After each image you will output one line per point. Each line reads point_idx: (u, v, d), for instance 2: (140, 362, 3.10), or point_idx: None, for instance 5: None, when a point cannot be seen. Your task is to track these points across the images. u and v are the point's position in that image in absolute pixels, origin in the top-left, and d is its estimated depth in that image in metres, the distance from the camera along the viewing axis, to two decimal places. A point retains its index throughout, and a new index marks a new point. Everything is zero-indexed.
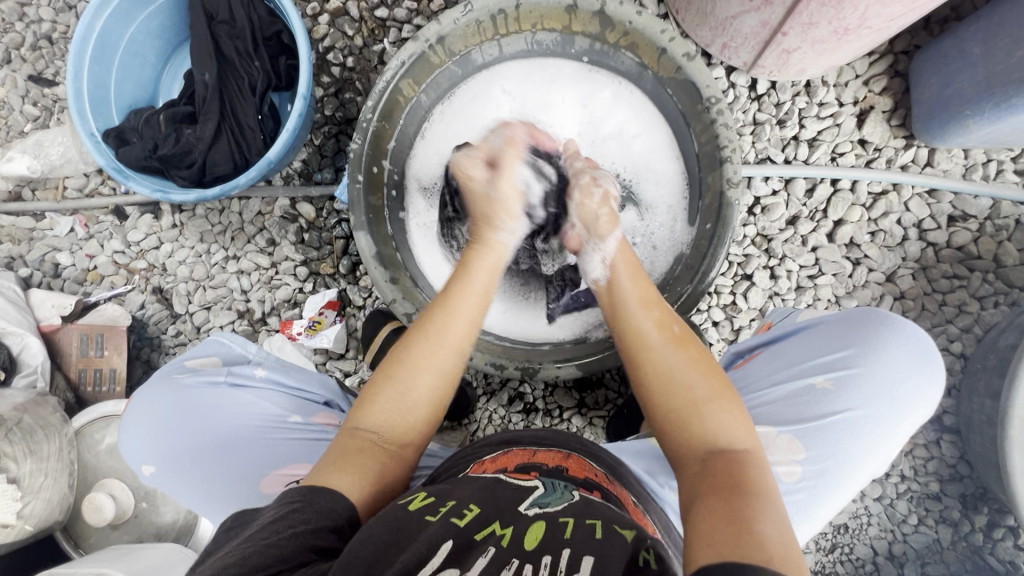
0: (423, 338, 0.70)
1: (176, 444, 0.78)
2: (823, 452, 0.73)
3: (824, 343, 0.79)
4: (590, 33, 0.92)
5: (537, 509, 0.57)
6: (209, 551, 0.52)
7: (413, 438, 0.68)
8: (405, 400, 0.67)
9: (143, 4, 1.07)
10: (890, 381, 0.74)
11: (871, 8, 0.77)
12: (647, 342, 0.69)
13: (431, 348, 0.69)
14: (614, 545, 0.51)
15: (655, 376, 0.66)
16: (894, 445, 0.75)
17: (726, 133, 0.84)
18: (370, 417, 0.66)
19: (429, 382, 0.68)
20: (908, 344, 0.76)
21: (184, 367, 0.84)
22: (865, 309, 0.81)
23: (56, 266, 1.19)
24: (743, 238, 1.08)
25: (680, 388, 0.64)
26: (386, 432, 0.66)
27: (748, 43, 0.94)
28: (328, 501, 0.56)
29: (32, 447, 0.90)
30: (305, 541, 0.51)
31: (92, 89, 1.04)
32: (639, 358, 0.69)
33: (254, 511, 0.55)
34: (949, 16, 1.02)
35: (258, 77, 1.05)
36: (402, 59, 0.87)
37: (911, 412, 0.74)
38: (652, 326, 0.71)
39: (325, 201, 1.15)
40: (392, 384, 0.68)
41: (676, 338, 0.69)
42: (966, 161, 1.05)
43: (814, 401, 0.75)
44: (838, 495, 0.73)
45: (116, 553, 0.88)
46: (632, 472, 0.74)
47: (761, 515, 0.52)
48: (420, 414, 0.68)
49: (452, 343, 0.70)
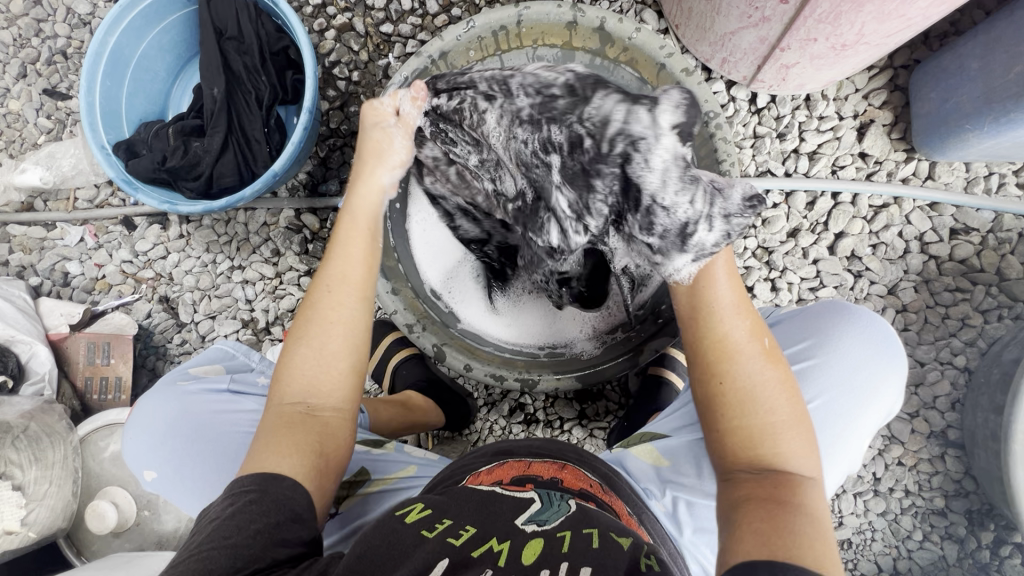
0: (324, 295, 0.69)
1: (178, 450, 0.79)
2: None
3: (786, 335, 0.80)
4: (590, 48, 0.93)
5: (535, 526, 0.57)
6: (178, 551, 0.54)
7: (342, 399, 0.67)
8: (321, 362, 0.66)
9: (155, 21, 1.10)
10: (848, 370, 0.75)
11: (868, 25, 0.78)
12: (735, 350, 0.65)
13: (333, 302, 0.69)
14: (615, 553, 0.53)
15: (730, 388, 0.63)
16: (857, 435, 0.75)
17: (725, 147, 0.85)
18: (292, 385, 0.66)
19: (337, 330, 0.68)
20: (866, 331, 0.76)
21: (188, 374, 0.85)
22: (825, 301, 0.82)
23: (66, 275, 1.21)
24: (744, 251, 1.08)
25: (755, 408, 0.62)
26: (314, 397, 0.65)
27: (748, 58, 0.95)
28: (286, 491, 0.57)
29: (37, 454, 0.91)
30: (269, 538, 0.54)
31: (103, 102, 1.06)
32: (723, 369, 0.64)
33: (211, 505, 0.57)
34: (949, 30, 1.03)
35: (266, 92, 1.07)
36: (405, 75, 0.89)
37: (872, 401, 0.75)
38: (745, 331, 0.66)
39: (329, 212, 1.16)
40: (304, 344, 0.67)
41: (764, 352, 0.65)
42: (968, 174, 1.05)
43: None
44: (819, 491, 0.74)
45: (118, 561, 0.89)
46: (628, 481, 0.74)
47: (803, 528, 0.53)
48: (342, 374, 0.67)
49: (352, 294, 0.70)
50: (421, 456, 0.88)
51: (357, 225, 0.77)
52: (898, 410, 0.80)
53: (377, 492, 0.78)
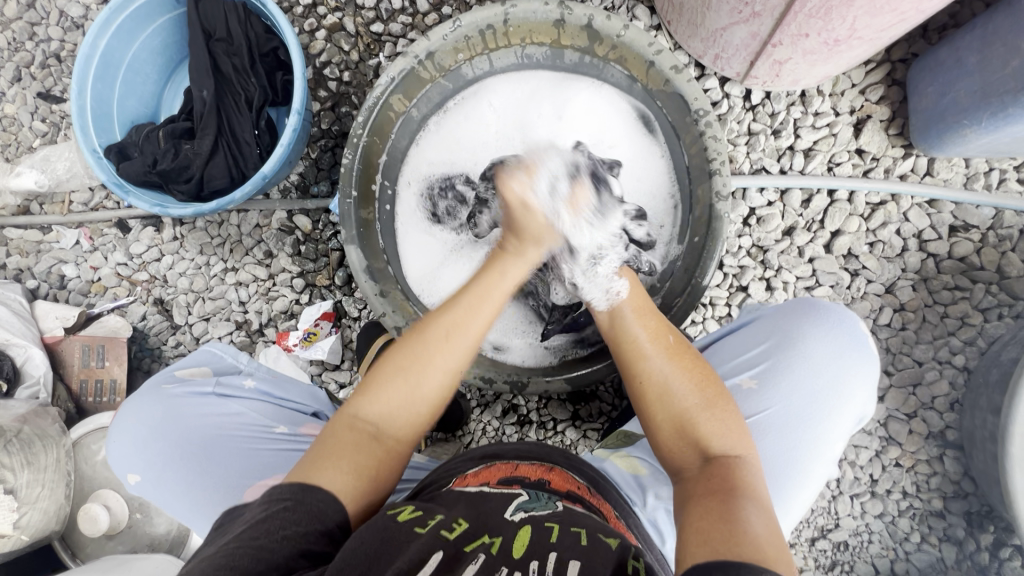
0: (439, 332, 0.68)
1: (163, 454, 0.78)
2: (770, 452, 0.73)
3: (752, 337, 0.81)
4: (579, 46, 0.92)
5: (524, 513, 0.58)
6: (202, 551, 0.52)
7: (408, 436, 0.66)
8: (410, 396, 0.65)
9: (145, 23, 1.10)
10: (813, 371, 0.75)
11: (860, 19, 0.76)
12: (642, 352, 0.72)
13: (444, 346, 0.67)
14: (602, 551, 0.52)
15: (646, 387, 0.69)
16: (826, 438, 0.74)
17: (715, 145, 0.84)
18: (370, 407, 0.65)
19: (436, 373, 0.67)
20: (832, 331, 0.77)
21: (173, 376, 0.85)
22: (794, 302, 0.83)
23: (62, 278, 1.21)
24: (738, 250, 1.06)
25: (670, 402, 0.67)
26: (384, 422, 0.65)
27: (740, 54, 0.94)
28: (320, 502, 0.56)
29: (30, 458, 0.92)
30: (294, 545, 0.51)
31: (94, 106, 1.06)
32: (638, 373, 0.70)
33: (247, 506, 0.56)
34: (948, 23, 1.01)
35: (255, 93, 1.07)
36: (392, 75, 0.88)
37: (838, 402, 0.75)
38: (647, 335, 0.73)
39: (322, 213, 1.16)
40: (397, 375, 0.66)
41: (670, 350, 0.71)
42: (967, 170, 1.03)
43: (742, 397, 0.76)
44: (798, 495, 0.73)
45: (110, 564, 0.89)
46: (615, 486, 0.73)
47: (749, 512, 0.54)
48: (421, 413, 0.66)
49: (465, 342, 0.68)
50: (411, 458, 0.88)
51: (495, 289, 0.72)
52: (870, 415, 0.79)
53: None
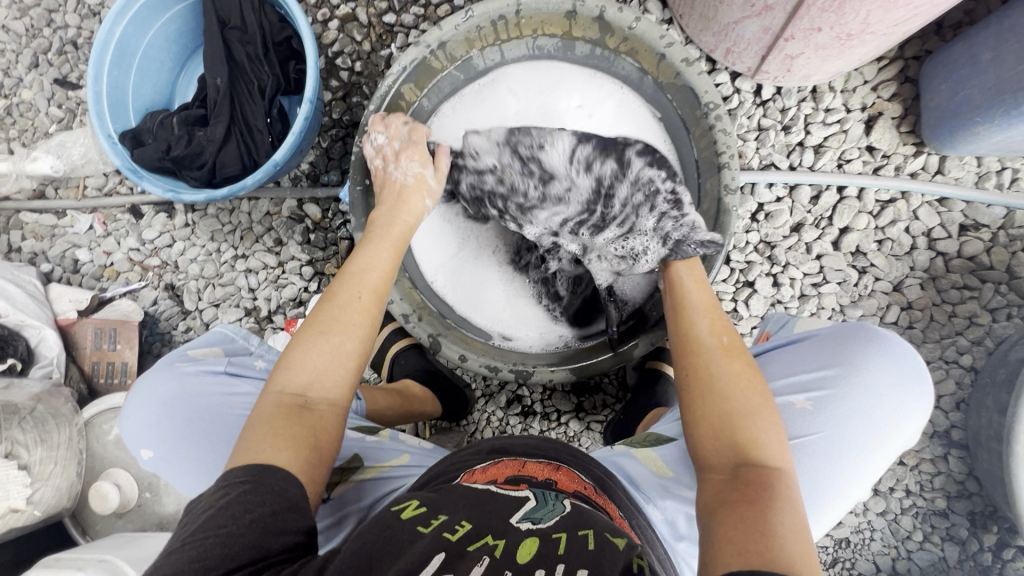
0: (344, 294, 0.72)
1: (174, 430, 0.80)
2: (810, 474, 0.73)
3: (806, 359, 0.80)
4: (590, 38, 0.92)
5: (530, 524, 0.56)
6: (167, 542, 0.53)
7: (338, 396, 0.68)
8: (332, 355, 0.68)
9: (161, 10, 1.11)
10: (871, 403, 0.74)
11: (874, 13, 0.76)
12: (702, 351, 0.73)
13: (351, 299, 0.72)
14: (609, 555, 0.53)
15: (698, 382, 0.70)
16: (872, 467, 0.75)
17: (725, 138, 0.84)
18: (293, 376, 0.66)
19: (351, 333, 0.69)
20: (895, 363, 0.76)
21: (186, 356, 0.87)
22: (857, 324, 0.81)
23: (75, 262, 1.23)
24: (746, 245, 1.06)
25: (720, 400, 0.67)
26: (310, 390, 0.66)
27: (752, 48, 0.93)
28: (279, 482, 0.57)
29: (43, 436, 0.94)
30: (265, 525, 0.53)
31: (110, 92, 1.08)
32: (694, 369, 0.72)
33: (199, 497, 0.56)
34: (963, 21, 1.00)
35: (268, 82, 1.08)
36: (404, 64, 0.89)
37: (891, 434, 0.75)
38: (706, 334, 0.74)
39: (331, 202, 1.17)
40: (317, 342, 0.68)
41: (724, 350, 0.72)
42: (979, 169, 1.02)
43: (790, 419, 0.75)
44: (826, 517, 0.74)
45: (119, 541, 0.91)
46: (623, 486, 0.74)
47: (781, 522, 0.55)
48: (347, 371, 0.69)
49: (373, 291, 0.74)
50: (416, 445, 0.88)
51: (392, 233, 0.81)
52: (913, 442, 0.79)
53: (370, 478, 0.79)
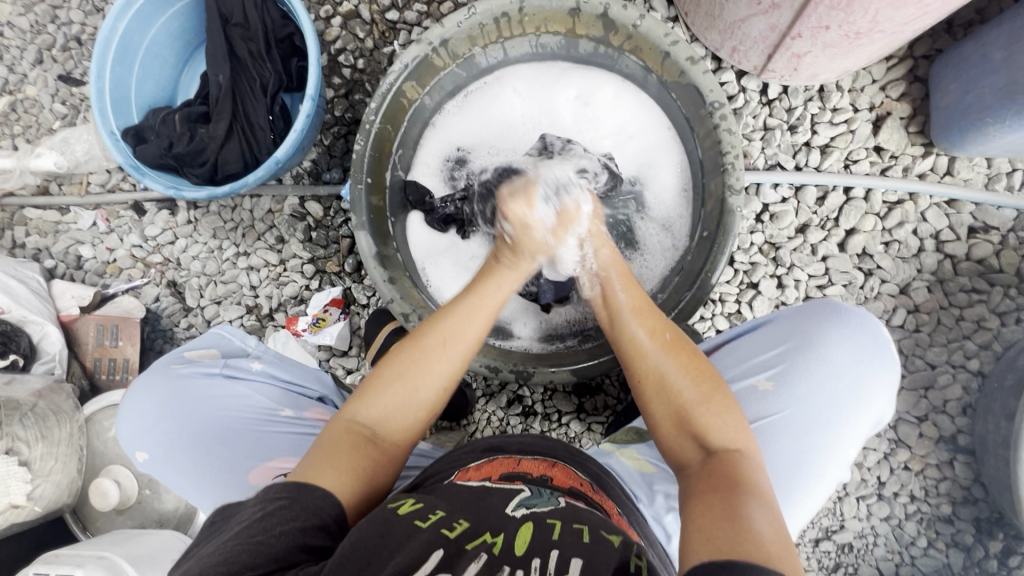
0: (434, 341, 0.69)
1: (170, 432, 0.80)
2: (783, 455, 0.73)
3: (767, 339, 0.80)
4: (594, 36, 0.91)
5: (525, 510, 0.57)
6: (199, 549, 0.53)
7: (403, 440, 0.67)
8: (407, 401, 0.67)
9: (164, 7, 1.11)
10: (834, 376, 0.74)
11: (882, 12, 0.75)
12: (642, 350, 0.71)
13: (439, 352, 0.68)
14: (604, 549, 0.52)
15: (647, 382, 0.69)
16: (841, 444, 0.74)
17: (729, 138, 0.83)
18: (366, 410, 0.66)
19: (430, 381, 0.67)
20: (857, 336, 0.75)
21: (182, 358, 0.87)
22: (818, 301, 0.81)
23: (79, 258, 1.23)
24: (750, 246, 1.05)
25: (669, 399, 0.66)
26: (382, 426, 0.66)
27: (758, 46, 0.92)
28: (315, 500, 0.56)
29: (44, 432, 0.95)
30: (294, 540, 0.52)
31: (113, 89, 1.08)
32: (637, 372, 0.70)
33: (243, 506, 0.57)
34: (974, 19, 0.99)
35: (270, 78, 1.08)
36: (405, 62, 0.88)
37: (857, 408, 0.74)
38: (645, 334, 0.72)
39: (333, 200, 1.17)
40: (394, 382, 0.67)
41: (668, 346, 0.70)
42: (989, 170, 1.00)
43: (754, 401, 0.75)
44: (808, 500, 0.73)
45: (118, 538, 0.91)
46: (618, 483, 0.73)
47: (753, 509, 0.54)
48: (416, 417, 0.67)
49: (460, 348, 0.69)
50: (416, 445, 0.88)
51: (486, 297, 0.74)
52: (887, 420, 0.78)
53: None
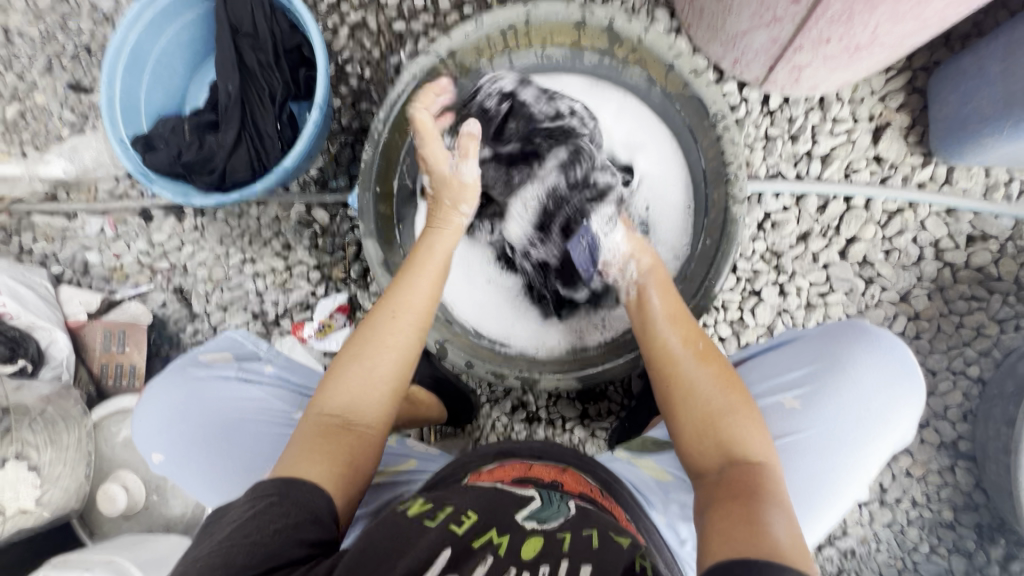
0: (384, 318, 0.72)
1: (185, 434, 0.81)
2: (806, 473, 0.74)
3: (795, 357, 0.80)
4: (599, 48, 0.93)
5: (536, 522, 0.57)
6: (197, 546, 0.54)
7: (375, 419, 0.68)
8: (368, 377, 0.68)
9: (173, 17, 1.12)
10: (861, 398, 0.75)
11: (882, 26, 0.76)
12: (674, 357, 0.73)
13: (392, 324, 0.72)
14: (613, 554, 0.53)
15: (679, 388, 0.70)
16: (866, 462, 0.75)
17: (733, 148, 0.84)
18: (332, 398, 0.67)
19: (388, 352, 0.70)
20: (885, 359, 0.76)
21: (197, 360, 0.88)
22: (846, 322, 0.82)
23: (86, 265, 1.24)
24: (752, 254, 1.06)
25: (702, 404, 0.68)
26: (351, 413, 0.67)
27: (760, 58, 0.94)
28: (304, 493, 0.57)
29: (52, 437, 0.95)
30: (290, 537, 0.53)
31: (123, 97, 1.09)
32: (669, 379, 0.71)
33: (231, 505, 0.57)
34: (971, 31, 1.01)
35: (278, 88, 1.09)
36: (414, 72, 0.89)
37: (882, 429, 0.75)
38: (678, 341, 0.75)
39: (339, 207, 1.18)
40: (351, 364, 0.69)
41: (700, 355, 0.72)
42: (987, 179, 1.02)
43: (780, 418, 0.76)
44: (826, 518, 0.74)
45: (125, 543, 0.92)
46: (628, 489, 0.74)
47: (774, 516, 0.55)
48: (382, 392, 0.69)
49: (411, 320, 0.73)
50: (422, 451, 0.89)
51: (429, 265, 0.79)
52: (909, 441, 0.79)
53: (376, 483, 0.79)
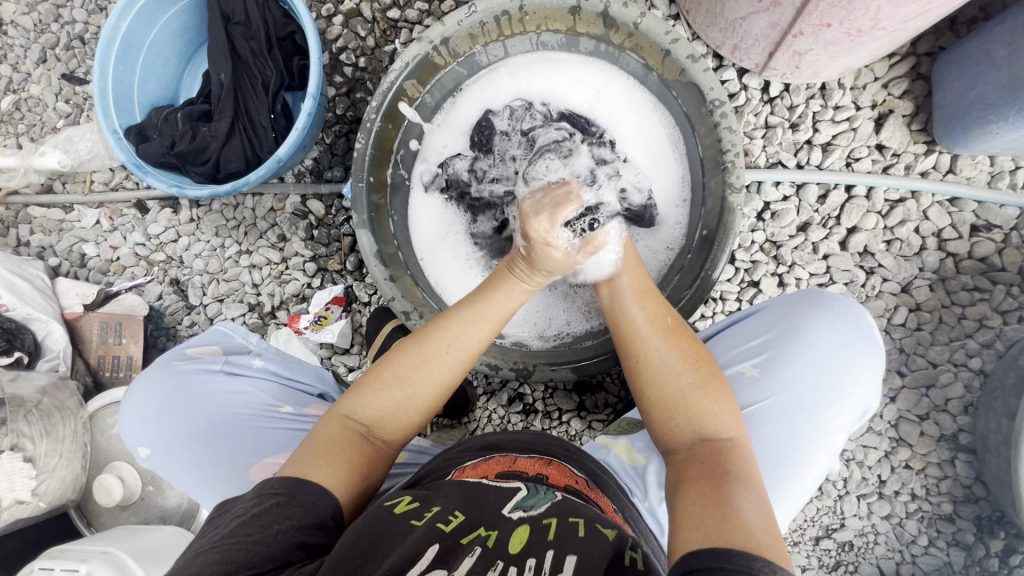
0: (433, 351, 0.68)
1: (171, 428, 0.80)
2: (772, 441, 0.73)
3: (754, 328, 0.80)
4: (595, 34, 0.91)
5: (522, 512, 0.57)
6: (196, 542, 0.54)
7: (397, 438, 0.67)
8: (402, 400, 0.66)
9: (165, 6, 1.11)
10: (817, 361, 0.74)
11: (884, 9, 0.74)
12: (639, 333, 0.71)
13: (435, 357, 0.67)
14: (600, 543, 0.52)
15: (645, 364, 0.68)
16: (826, 426, 0.73)
17: (730, 136, 0.82)
18: (362, 408, 0.65)
19: (427, 384, 0.67)
20: (838, 322, 0.76)
21: (183, 354, 0.88)
22: (804, 291, 0.81)
23: (83, 257, 1.24)
24: (751, 244, 1.05)
25: (665, 379, 0.66)
26: (376, 425, 0.65)
27: (760, 44, 0.92)
28: (313, 498, 0.57)
29: (48, 428, 0.96)
30: (291, 540, 0.53)
31: (116, 87, 1.08)
32: (635, 355, 0.70)
33: (238, 497, 0.57)
34: (977, 16, 0.98)
35: (271, 77, 1.08)
36: (407, 60, 0.88)
37: (841, 392, 0.73)
38: (644, 317, 0.72)
39: (334, 198, 1.17)
40: (391, 383, 0.66)
41: (667, 330, 0.71)
42: (992, 168, 1.00)
43: (740, 388, 0.75)
44: (797, 487, 0.73)
45: (122, 533, 0.92)
46: (615, 479, 0.73)
47: (742, 496, 0.54)
48: (411, 417, 0.67)
49: (459, 359, 0.68)
50: (416, 443, 0.89)
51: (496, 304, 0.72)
52: (876, 406, 0.77)
53: None
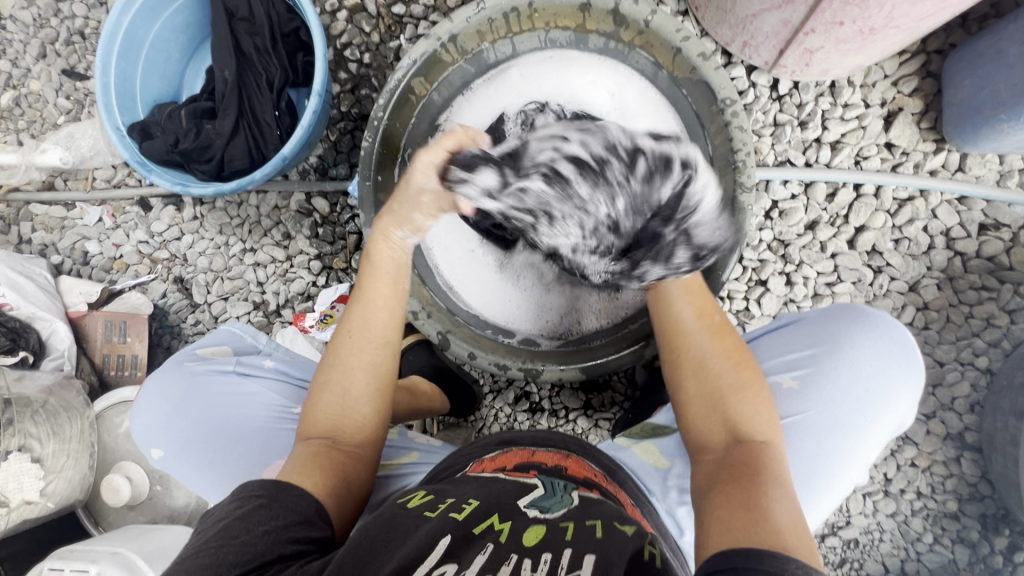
0: (346, 339, 0.70)
1: (183, 431, 0.80)
2: (808, 456, 0.73)
3: (795, 340, 0.79)
4: (604, 32, 0.90)
5: (538, 512, 0.56)
6: (184, 547, 0.54)
7: (361, 434, 0.68)
8: (343, 398, 0.68)
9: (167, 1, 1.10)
10: (859, 380, 0.74)
11: (898, 7, 0.74)
12: (687, 330, 0.74)
13: (356, 342, 0.70)
14: (617, 542, 0.52)
15: (690, 362, 0.71)
16: (862, 445, 0.74)
17: (741, 135, 0.82)
18: (318, 419, 0.67)
19: (357, 372, 0.69)
20: (882, 340, 0.75)
21: (195, 354, 0.88)
22: (843, 305, 0.81)
23: (85, 255, 1.23)
24: (759, 243, 1.04)
25: (709, 379, 0.69)
26: (336, 431, 0.67)
27: (770, 41, 0.91)
28: (293, 499, 0.58)
29: (55, 428, 0.96)
30: (279, 535, 0.54)
31: (118, 83, 1.07)
32: (680, 353, 0.73)
33: (217, 505, 0.57)
34: (988, 13, 0.98)
35: (276, 74, 1.07)
36: (414, 58, 0.87)
37: (879, 412, 0.74)
38: (692, 314, 0.74)
39: (340, 196, 1.16)
40: (328, 384, 0.69)
41: (713, 329, 0.73)
42: (1001, 167, 1.00)
43: (781, 401, 0.75)
44: (827, 501, 0.73)
45: (130, 533, 0.92)
46: (631, 476, 0.74)
47: (772, 497, 0.55)
48: (363, 412, 0.68)
49: (376, 336, 0.71)
50: (424, 442, 0.89)
51: (380, 270, 0.74)
52: (909, 423, 0.78)
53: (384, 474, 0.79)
